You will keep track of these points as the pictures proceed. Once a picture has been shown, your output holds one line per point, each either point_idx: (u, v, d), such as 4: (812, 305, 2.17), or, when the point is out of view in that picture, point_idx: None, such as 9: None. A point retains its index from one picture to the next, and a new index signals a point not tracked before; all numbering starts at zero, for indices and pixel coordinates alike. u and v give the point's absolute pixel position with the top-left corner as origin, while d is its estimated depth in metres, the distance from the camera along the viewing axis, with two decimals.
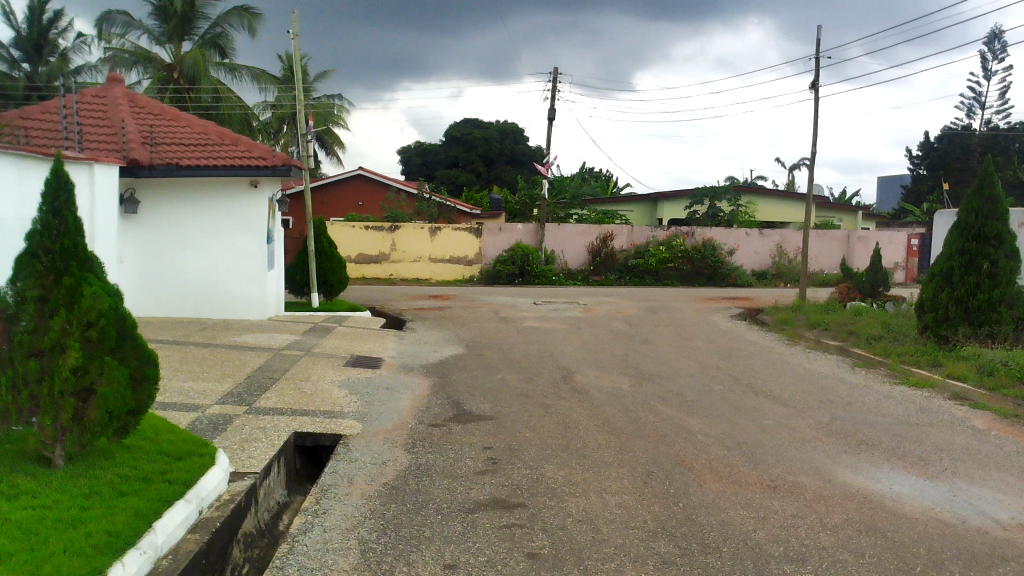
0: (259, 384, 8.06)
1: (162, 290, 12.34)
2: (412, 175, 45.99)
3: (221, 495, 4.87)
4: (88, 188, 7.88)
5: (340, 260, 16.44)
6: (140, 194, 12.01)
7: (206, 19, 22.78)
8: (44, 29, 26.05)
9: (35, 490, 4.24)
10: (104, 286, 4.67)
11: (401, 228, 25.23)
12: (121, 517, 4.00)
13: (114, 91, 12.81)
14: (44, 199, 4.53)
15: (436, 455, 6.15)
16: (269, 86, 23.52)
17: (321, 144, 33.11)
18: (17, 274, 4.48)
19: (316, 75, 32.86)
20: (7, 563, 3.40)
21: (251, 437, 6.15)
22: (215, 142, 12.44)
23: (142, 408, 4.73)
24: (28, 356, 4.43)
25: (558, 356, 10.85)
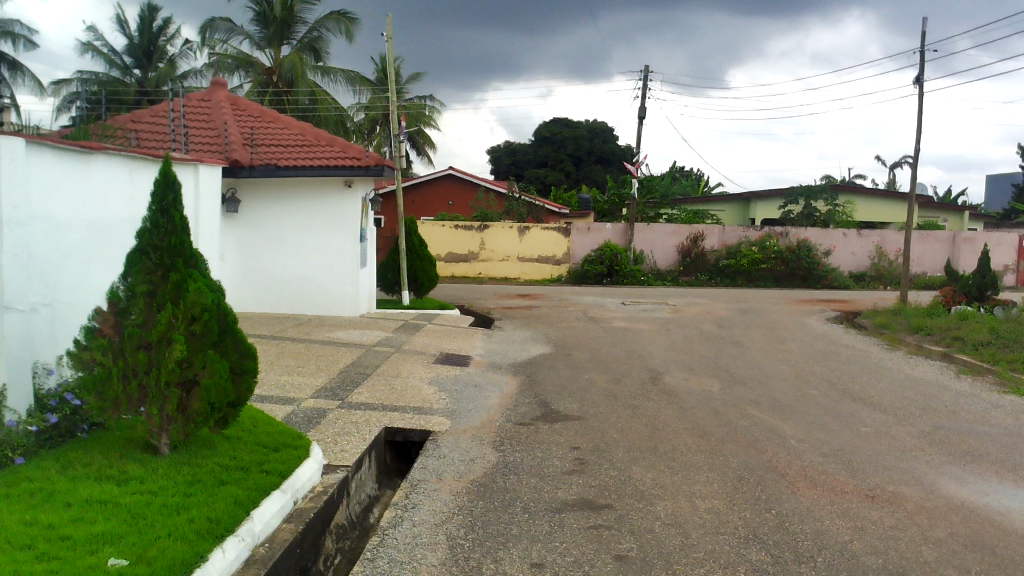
0: (351, 379, 8.26)
1: (261, 286, 12.79)
2: (500, 175, 46.27)
3: (314, 487, 5.00)
4: (195, 188, 8.20)
5: (430, 259, 16.67)
6: (241, 193, 12.46)
7: (304, 24, 23.47)
8: (154, 37, 27.31)
9: (142, 476, 4.46)
10: (208, 281, 4.85)
11: (490, 227, 25.46)
12: (220, 506, 4.15)
13: (217, 95, 13.33)
14: (153, 199, 4.76)
15: (524, 454, 6.17)
16: (364, 88, 24.05)
17: (412, 144, 33.68)
18: (128, 270, 4.74)
19: (409, 77, 33.46)
20: (116, 545, 3.58)
21: (343, 431, 6.30)
22: (312, 143, 12.78)
23: (241, 401, 4.90)
24: (138, 348, 4.64)
25: (647, 357, 10.74)
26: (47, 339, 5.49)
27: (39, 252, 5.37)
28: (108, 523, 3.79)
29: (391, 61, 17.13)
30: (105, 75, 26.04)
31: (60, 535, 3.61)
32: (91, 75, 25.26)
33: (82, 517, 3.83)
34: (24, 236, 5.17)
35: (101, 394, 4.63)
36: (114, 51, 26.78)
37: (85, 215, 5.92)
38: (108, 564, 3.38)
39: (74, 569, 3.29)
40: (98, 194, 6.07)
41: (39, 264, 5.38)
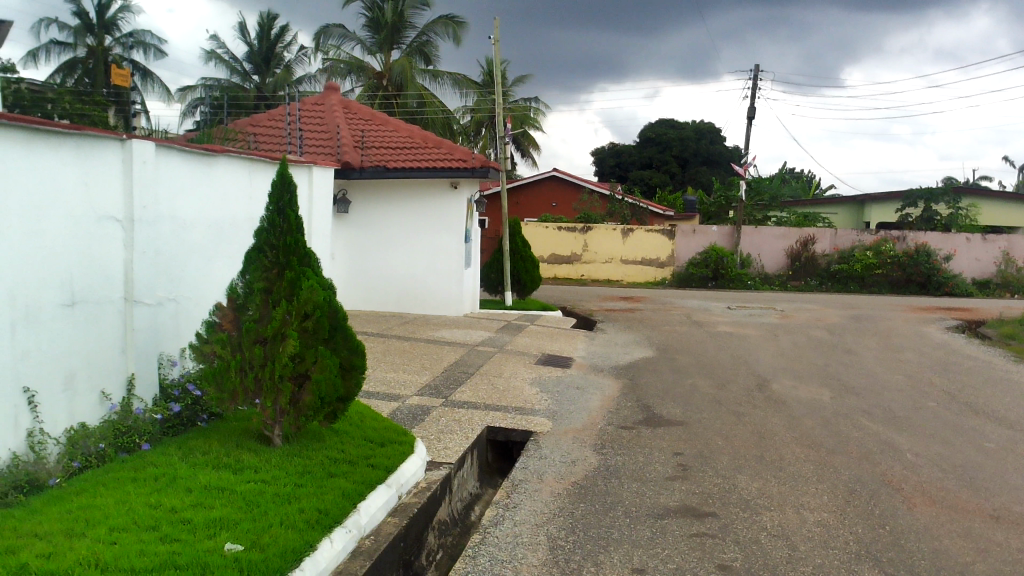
0: (455, 378, 8.39)
1: (370, 285, 13.14)
2: (603, 176, 45.93)
3: (418, 482, 5.10)
4: (309, 190, 8.46)
5: (534, 261, 16.73)
6: (351, 195, 12.84)
7: (414, 28, 23.97)
8: (272, 44, 28.46)
9: (256, 466, 4.64)
10: (321, 280, 5.00)
11: (594, 229, 25.43)
12: (329, 497, 4.28)
13: (331, 99, 13.79)
14: (271, 199, 4.97)
15: (626, 458, 6.12)
16: (470, 91, 24.34)
17: (517, 145, 33.94)
18: (246, 268, 4.94)
19: (514, 80, 33.75)
20: (232, 530, 3.74)
21: (447, 429, 6.40)
22: (419, 145, 13.00)
23: (350, 396, 5.02)
24: (254, 342, 4.83)
25: (753, 363, 10.49)
26: (172, 332, 5.79)
27: (165, 250, 5.66)
28: (225, 509, 3.97)
29: (497, 64, 17.27)
30: (227, 81, 27.31)
31: (181, 518, 3.80)
32: (214, 81, 26.54)
33: (201, 503, 4.02)
34: (153, 235, 5.47)
35: (220, 386, 4.85)
36: (236, 58, 28.04)
37: (208, 215, 6.21)
38: (224, 548, 3.54)
39: (195, 551, 3.46)
40: (220, 195, 6.36)
41: (166, 261, 5.68)
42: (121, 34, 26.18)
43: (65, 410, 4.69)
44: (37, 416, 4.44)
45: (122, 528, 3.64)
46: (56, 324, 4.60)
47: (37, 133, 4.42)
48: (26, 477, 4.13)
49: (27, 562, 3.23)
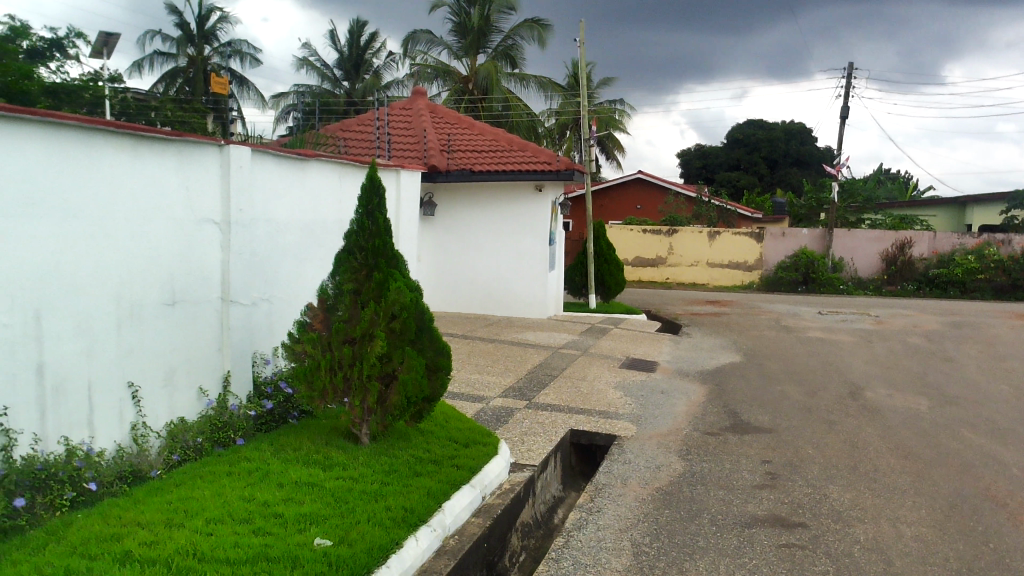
0: (539, 380, 8.39)
1: (455, 287, 13.29)
2: (689, 178, 45.25)
3: (502, 484, 5.12)
4: (397, 192, 8.60)
5: (618, 263, 16.60)
6: (438, 198, 13.02)
7: (500, 32, 24.15)
8: (361, 51, 29.08)
9: (344, 464, 4.74)
10: (408, 282, 5.08)
11: (681, 232, 25.10)
12: (415, 495, 4.34)
13: (418, 103, 14.01)
14: (360, 203, 5.09)
15: (712, 464, 6.01)
16: (555, 94, 24.36)
17: (602, 148, 33.80)
18: (336, 270, 5.07)
19: (599, 83, 33.65)
20: (322, 526, 3.83)
21: (530, 431, 6.41)
22: (504, 148, 13.07)
23: (435, 397, 5.08)
24: (343, 342, 4.94)
25: (846, 370, 10.16)
26: (266, 331, 5.97)
27: (260, 252, 5.84)
28: (314, 504, 4.07)
29: (582, 66, 17.21)
30: (318, 87, 28.05)
31: (273, 512, 3.91)
32: (306, 87, 27.30)
33: (292, 498, 4.13)
34: (249, 238, 5.65)
35: (310, 384, 4.97)
36: (327, 65, 28.79)
37: (301, 217, 6.39)
38: (314, 543, 3.62)
39: (286, 544, 3.56)
40: (312, 199, 6.53)
41: (260, 263, 5.86)
42: (219, 43, 27.17)
43: (166, 405, 4.89)
44: (140, 410, 4.65)
45: (218, 520, 3.77)
46: (157, 323, 4.80)
47: (142, 138, 4.62)
48: (130, 468, 4.32)
49: (130, 549, 3.37)
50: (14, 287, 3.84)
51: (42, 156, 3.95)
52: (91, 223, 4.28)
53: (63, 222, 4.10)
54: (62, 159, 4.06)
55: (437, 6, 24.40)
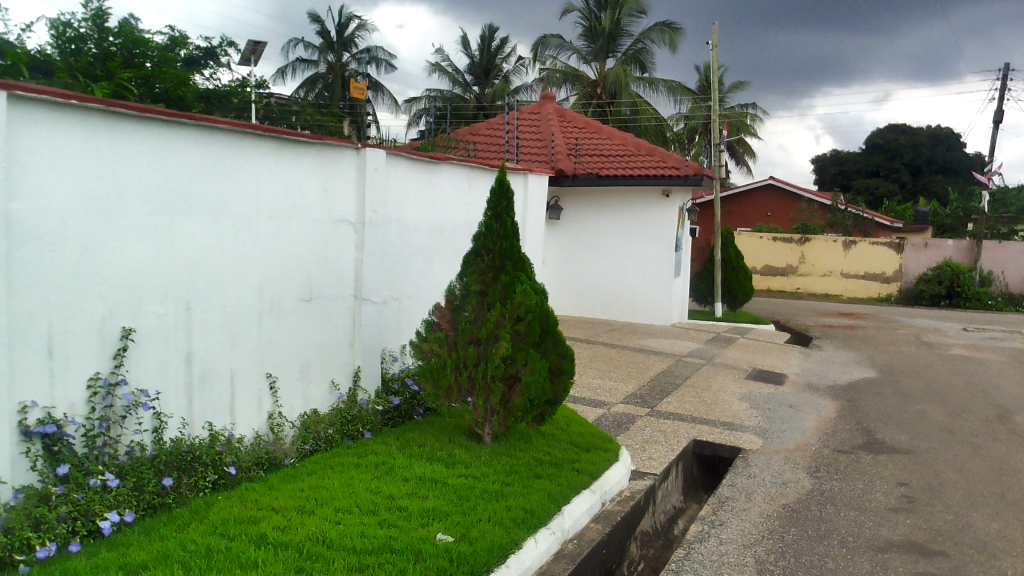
0: (662, 388, 8.27)
1: (579, 291, 13.28)
2: (824, 185, 43.56)
3: (622, 491, 5.08)
4: (524, 196, 8.67)
5: (747, 271, 16.16)
6: (564, 203, 13.08)
7: (630, 36, 24.01)
8: (492, 56, 29.51)
9: (467, 462, 4.82)
10: (534, 285, 5.11)
11: (813, 240, 24.39)
12: (535, 497, 4.37)
13: (546, 108, 14.09)
14: (489, 205, 5.17)
15: (844, 484, 5.76)
16: (684, 98, 23.97)
17: (732, 153, 33.03)
18: (464, 271, 5.18)
19: (732, 86, 32.90)
20: (444, 521, 3.91)
21: (652, 439, 6.33)
22: (632, 153, 12.94)
23: (558, 400, 5.07)
24: (469, 342, 5.03)
25: (993, 391, 9.51)
26: (395, 329, 6.15)
27: (392, 251, 6.02)
28: (437, 500, 4.15)
29: (713, 69, 16.87)
30: (449, 92, 28.67)
31: (398, 505, 4.02)
32: (437, 92, 27.97)
33: (416, 492, 4.23)
34: (382, 238, 5.83)
35: (436, 382, 5.08)
36: (458, 71, 29.39)
37: (431, 220, 6.54)
38: (437, 538, 3.70)
39: (409, 538, 3.65)
40: (442, 201, 6.67)
41: (392, 262, 6.03)
42: (357, 50, 28.20)
43: (301, 396, 5.12)
44: (277, 400, 4.88)
45: (346, 509, 3.91)
46: (295, 317, 5.02)
47: (286, 141, 4.84)
48: (267, 455, 4.53)
49: (266, 532, 3.54)
50: (169, 280, 4.11)
51: (196, 158, 4.21)
52: (237, 221, 4.53)
53: (212, 219, 4.36)
54: (213, 160, 4.32)
55: (567, 10, 24.51)
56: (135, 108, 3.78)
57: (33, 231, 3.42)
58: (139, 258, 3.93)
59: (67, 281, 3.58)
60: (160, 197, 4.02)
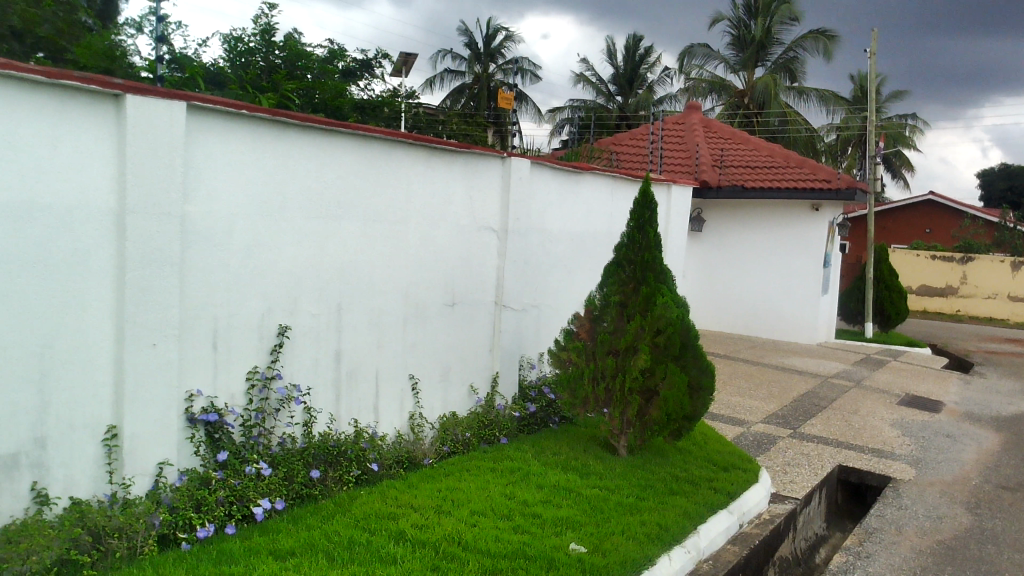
0: (806, 409, 7.94)
1: (720, 304, 12.99)
2: (991, 202, 40.73)
3: (761, 513, 4.91)
4: (667, 207, 8.54)
5: (901, 291, 15.30)
6: (706, 214, 12.86)
7: (781, 45, 23.30)
8: (636, 65, 29.35)
9: (601, 473, 4.80)
10: (675, 297, 5.02)
11: (976, 260, 22.82)
12: (670, 514, 4.28)
13: (691, 118, 13.90)
14: (632, 217, 5.13)
15: (1007, 523, 5.35)
16: (838, 108, 22.99)
17: (888, 166, 31.44)
18: (605, 282, 5.16)
19: (889, 96, 31.38)
20: (578, 532, 3.90)
21: (794, 462, 6.10)
22: (781, 165, 12.52)
23: (697, 416, 4.95)
24: (608, 353, 5.01)
25: None
26: (533, 337, 6.20)
27: (534, 259, 6.08)
28: (571, 509, 4.15)
29: (871, 78, 16.13)
30: (592, 102, 28.72)
31: (532, 512, 4.05)
32: (580, 102, 28.06)
33: (551, 500, 4.25)
34: (524, 246, 5.90)
35: (573, 392, 5.12)
36: (602, 81, 29.41)
37: (573, 229, 6.56)
38: (569, 548, 3.70)
39: (543, 545, 3.66)
40: (584, 211, 6.68)
41: (534, 271, 6.09)
42: (504, 61, 28.68)
43: (440, 399, 5.25)
44: (418, 401, 5.02)
45: (481, 512, 3.97)
46: (439, 320, 5.16)
47: (435, 150, 4.99)
48: (406, 454, 4.65)
49: (405, 529, 3.64)
50: (323, 281, 4.31)
51: (352, 165, 4.39)
52: (387, 226, 4.70)
53: (365, 225, 4.54)
54: (367, 168, 4.50)
55: (716, 19, 24.09)
56: (297, 118, 3.99)
57: (204, 231, 3.66)
58: (296, 260, 4.14)
59: (231, 278, 3.81)
60: (316, 202, 4.22)
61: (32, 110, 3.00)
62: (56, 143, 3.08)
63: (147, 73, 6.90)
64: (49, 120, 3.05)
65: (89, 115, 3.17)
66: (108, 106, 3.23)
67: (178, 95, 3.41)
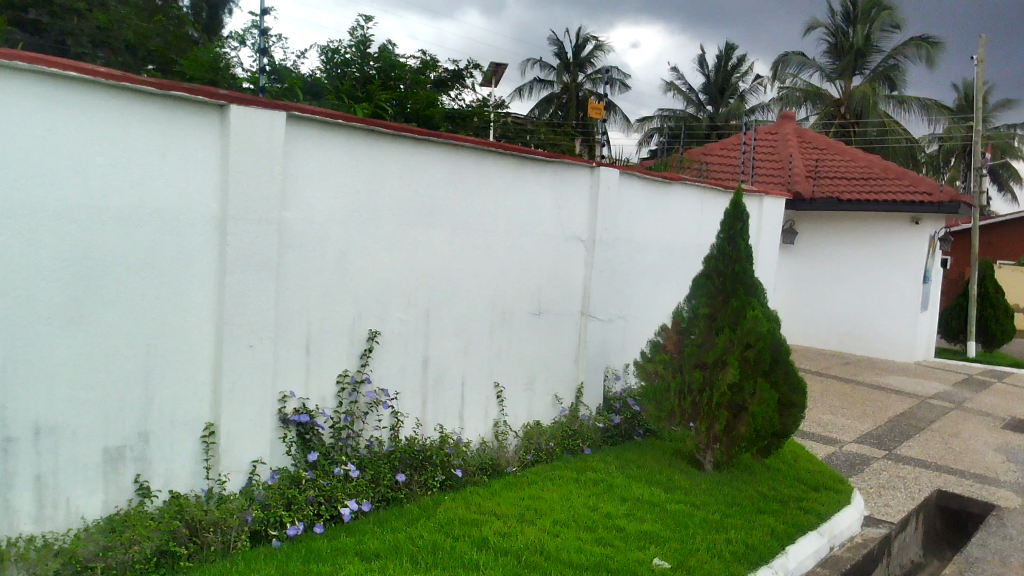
0: (902, 430, 7.64)
1: (812, 319, 12.64)
2: None
3: (854, 536, 4.73)
4: (758, 219, 8.36)
5: (1008, 309, 14.58)
6: (799, 227, 12.55)
7: (881, 52, 22.56)
8: (728, 74, 28.92)
9: (686, 488, 4.72)
10: (766, 311, 4.90)
11: None
12: (757, 533, 4.18)
13: (785, 128, 13.60)
14: (722, 228, 5.04)
15: None
16: (941, 118, 22.11)
17: (995, 178, 30.06)
18: (693, 294, 5.09)
19: (997, 105, 30.03)
20: (662, 547, 3.84)
21: (890, 485, 5.87)
22: (879, 176, 12.10)
23: (787, 433, 4.81)
24: (695, 366, 4.93)
25: None
26: (619, 348, 6.16)
27: (621, 270, 6.04)
28: (655, 524, 4.09)
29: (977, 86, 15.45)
30: (682, 111, 28.40)
31: (616, 525, 4.01)
32: (670, 112, 27.79)
33: (634, 514, 4.20)
34: (612, 256, 5.87)
35: (659, 405, 5.06)
36: (692, 90, 29.08)
37: (661, 240, 6.49)
38: (652, 562, 3.65)
39: (626, 559, 3.62)
40: (673, 222, 6.61)
41: (621, 281, 6.06)
42: (594, 71, 28.64)
43: (525, 407, 5.26)
44: (502, 409, 5.05)
45: (564, 523, 3.96)
46: (524, 329, 5.18)
47: (524, 159, 5.01)
48: (490, 461, 4.67)
49: (488, 536, 3.66)
50: (412, 288, 4.38)
51: (443, 173, 4.46)
52: (475, 234, 4.74)
53: (454, 232, 4.60)
54: (458, 177, 4.56)
55: (812, 27, 23.54)
56: (391, 127, 4.07)
57: (299, 236, 3.77)
58: (386, 267, 4.22)
59: (325, 282, 3.91)
60: (407, 210, 4.29)
61: (143, 120, 3.15)
62: (165, 151, 3.22)
63: (249, 84, 7.16)
64: (158, 129, 3.20)
65: (196, 124, 3.31)
66: (212, 116, 3.36)
67: (279, 106, 3.53)
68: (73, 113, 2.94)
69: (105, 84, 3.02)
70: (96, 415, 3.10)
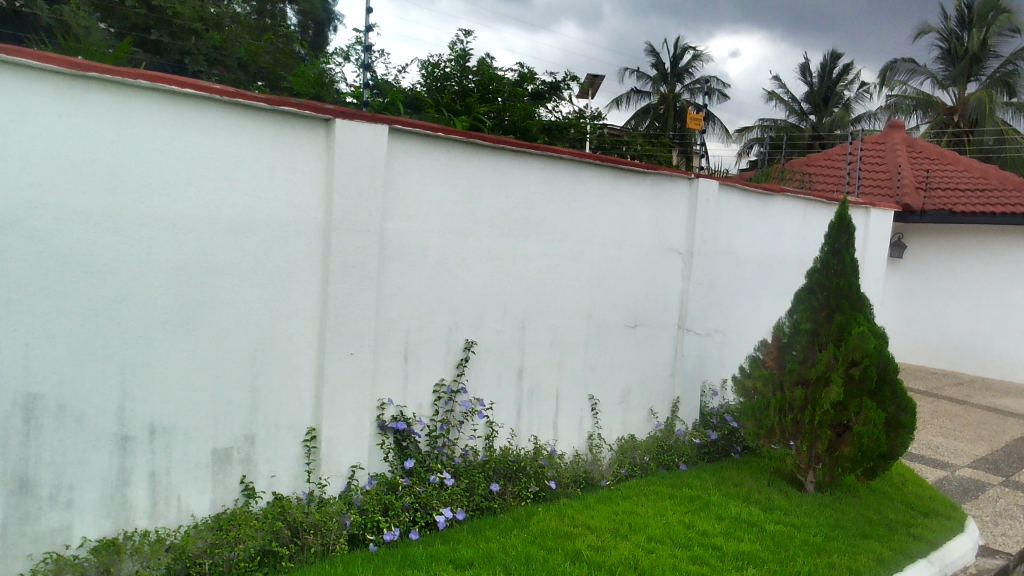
0: (1020, 455, 7.22)
1: (922, 337, 12.12)
2: None
3: (967, 566, 4.49)
4: (865, 231, 8.07)
5: None
6: (907, 241, 12.19)
7: (999, 57, 21.47)
8: (832, 83, 28.12)
9: (786, 508, 4.58)
10: (873, 327, 4.72)
11: None
12: (862, 558, 4.01)
13: (893, 138, 13.11)
14: (826, 241, 4.89)
15: None
16: None
17: None
18: (795, 308, 4.95)
19: None
20: (760, 568, 3.73)
21: (1007, 513, 5.54)
22: (996, 186, 11.51)
23: (895, 455, 4.61)
24: (797, 383, 4.79)
25: None
26: (717, 362, 6.04)
27: (719, 283, 5.92)
28: (754, 545, 3.98)
29: None
30: (784, 121, 27.73)
31: (712, 543, 3.92)
32: (771, 122, 27.17)
33: (732, 533, 4.10)
34: (710, 269, 5.77)
35: (758, 422, 4.93)
36: (795, 100, 28.38)
37: (762, 253, 6.34)
38: None
39: None
40: (774, 234, 6.44)
41: (719, 295, 5.94)
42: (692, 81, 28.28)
43: (620, 420, 5.22)
44: (597, 422, 5.02)
45: (658, 539, 3.90)
46: (620, 342, 5.14)
47: (621, 171, 4.98)
48: (584, 474, 4.64)
49: (581, 549, 3.64)
50: (508, 299, 4.41)
51: (542, 185, 4.48)
52: (572, 245, 4.74)
53: (551, 243, 4.61)
54: (555, 189, 4.57)
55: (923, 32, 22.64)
56: (490, 139, 4.12)
57: (400, 247, 3.85)
58: (483, 277, 4.26)
59: (424, 292, 3.98)
60: (505, 222, 4.33)
61: (255, 134, 3.28)
62: (275, 164, 3.35)
63: (352, 99, 7.37)
64: (268, 143, 3.32)
65: (304, 138, 3.43)
66: (319, 129, 3.48)
67: (383, 119, 3.62)
68: (191, 129, 3.09)
69: (219, 101, 3.16)
70: (207, 417, 3.24)
